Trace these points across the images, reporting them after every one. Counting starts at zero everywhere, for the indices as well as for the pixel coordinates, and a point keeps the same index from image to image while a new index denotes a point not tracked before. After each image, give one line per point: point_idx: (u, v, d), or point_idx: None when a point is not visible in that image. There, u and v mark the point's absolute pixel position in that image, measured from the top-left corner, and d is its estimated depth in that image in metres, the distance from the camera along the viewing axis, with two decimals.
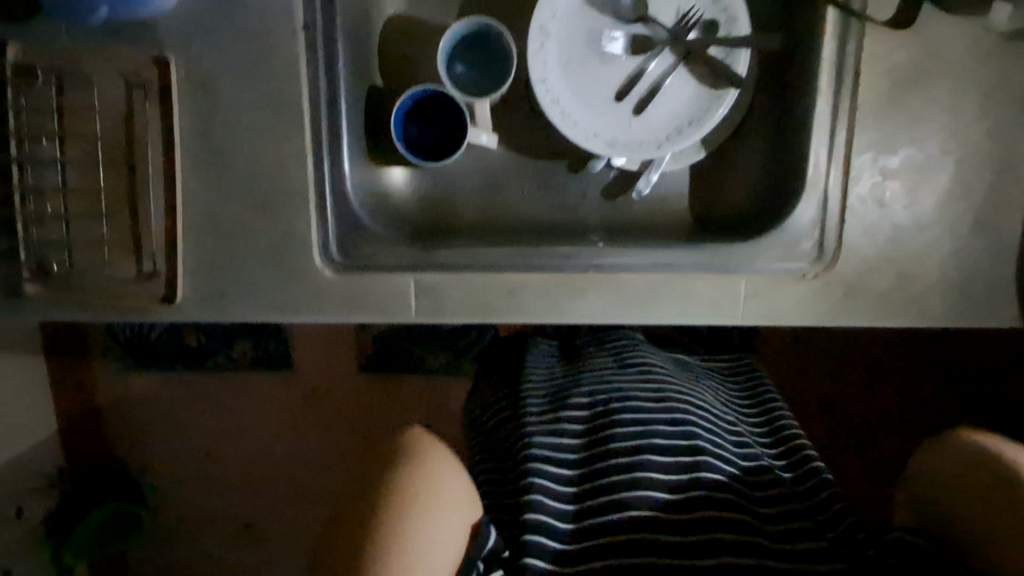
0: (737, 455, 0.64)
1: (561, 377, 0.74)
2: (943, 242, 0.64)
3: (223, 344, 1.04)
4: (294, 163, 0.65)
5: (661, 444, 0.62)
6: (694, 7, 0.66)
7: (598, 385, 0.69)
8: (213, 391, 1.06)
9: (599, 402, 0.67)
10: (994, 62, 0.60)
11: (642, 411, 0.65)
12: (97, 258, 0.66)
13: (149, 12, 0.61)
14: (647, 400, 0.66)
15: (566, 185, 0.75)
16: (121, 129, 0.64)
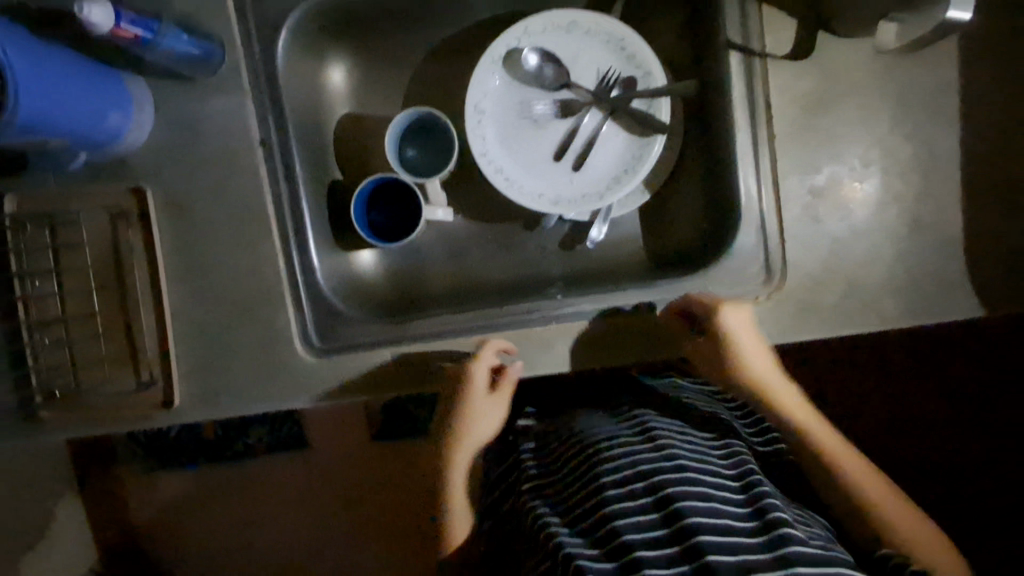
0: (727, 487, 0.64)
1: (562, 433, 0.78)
2: (886, 247, 0.66)
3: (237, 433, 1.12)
4: (267, 263, 0.71)
5: (653, 479, 0.62)
6: (611, 68, 0.72)
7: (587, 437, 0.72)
8: (235, 480, 1.14)
9: (592, 450, 0.69)
10: (893, 76, 0.64)
11: (632, 451, 0.66)
12: (99, 376, 0.71)
13: (124, 150, 0.69)
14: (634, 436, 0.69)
15: (524, 243, 0.79)
16: (110, 256, 0.70)
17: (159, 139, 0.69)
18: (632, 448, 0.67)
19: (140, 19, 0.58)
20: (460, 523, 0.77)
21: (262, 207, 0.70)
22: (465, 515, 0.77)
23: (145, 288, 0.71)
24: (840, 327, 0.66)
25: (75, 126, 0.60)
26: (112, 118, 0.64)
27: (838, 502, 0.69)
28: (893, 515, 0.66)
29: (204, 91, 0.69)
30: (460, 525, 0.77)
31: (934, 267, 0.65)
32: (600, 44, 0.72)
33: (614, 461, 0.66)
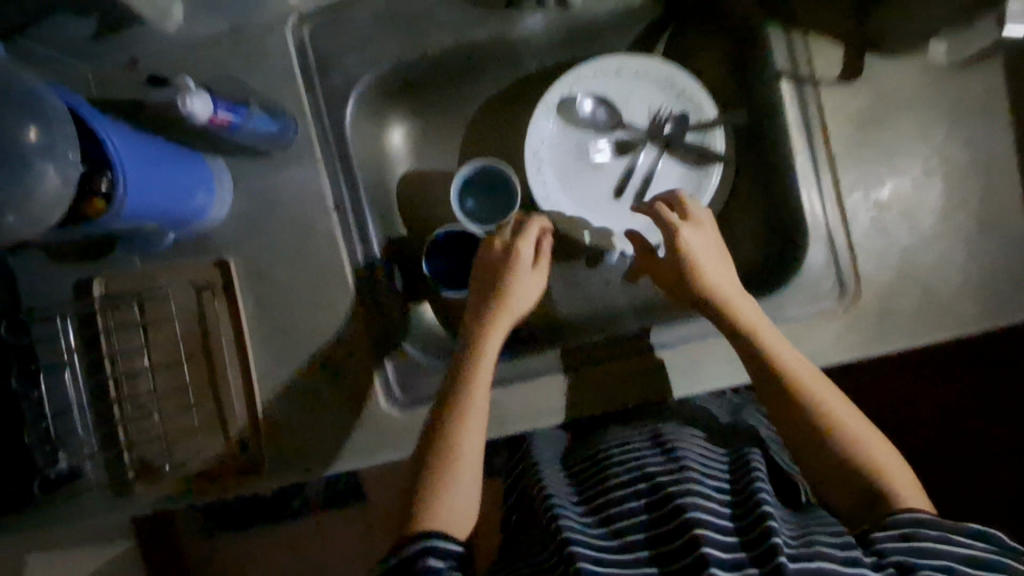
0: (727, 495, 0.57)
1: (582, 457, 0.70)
2: (957, 251, 0.66)
3: (297, 490, 1.10)
4: (347, 323, 0.73)
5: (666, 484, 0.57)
6: (662, 105, 0.75)
7: (599, 453, 0.66)
8: (299, 539, 1.12)
9: (609, 460, 0.64)
10: (946, 88, 0.66)
11: (642, 461, 0.61)
12: (190, 445, 0.72)
13: (205, 226, 0.71)
14: (653, 455, 0.62)
15: (589, 279, 0.81)
16: (196, 328, 0.72)
17: (239, 211, 0.72)
18: (645, 459, 0.61)
19: (233, 106, 0.62)
20: (461, 479, 0.57)
21: (340, 267, 0.72)
22: (466, 488, 0.57)
23: (233, 355, 0.73)
24: (923, 335, 0.66)
25: (169, 207, 0.63)
26: (199, 198, 0.67)
27: (827, 482, 0.59)
28: (899, 483, 0.56)
29: (279, 162, 0.72)
30: (455, 482, 0.57)
31: (1009, 267, 0.66)
32: (649, 83, 0.75)
33: (628, 471, 0.61)
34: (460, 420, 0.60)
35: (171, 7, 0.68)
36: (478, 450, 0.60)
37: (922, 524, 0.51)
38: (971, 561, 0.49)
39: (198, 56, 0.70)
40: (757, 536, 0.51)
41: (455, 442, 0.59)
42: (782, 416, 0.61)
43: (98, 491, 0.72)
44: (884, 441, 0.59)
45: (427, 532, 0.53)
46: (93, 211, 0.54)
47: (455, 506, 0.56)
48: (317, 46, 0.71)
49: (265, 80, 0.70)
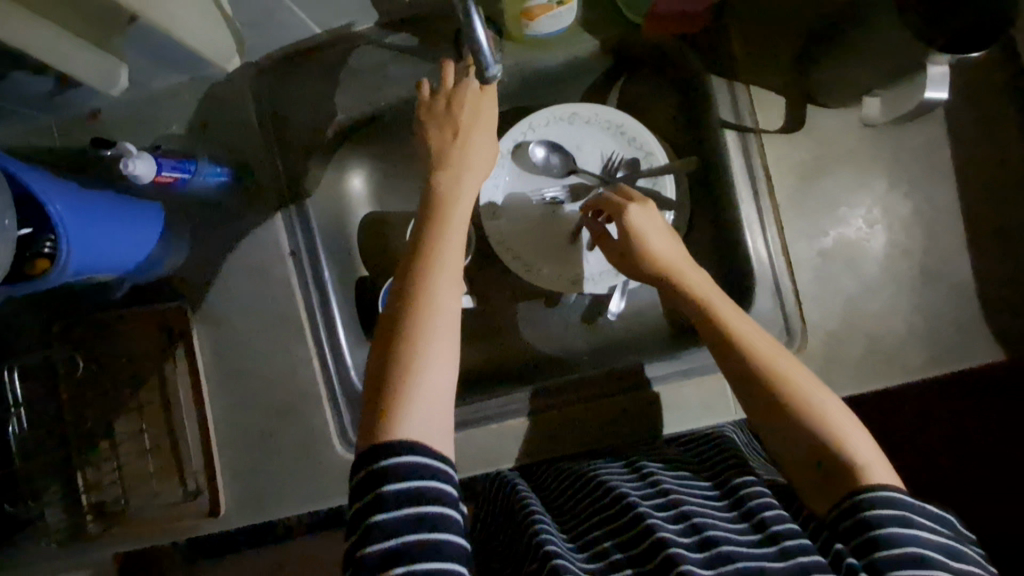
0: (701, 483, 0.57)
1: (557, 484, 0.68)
2: (901, 300, 0.67)
3: None
4: (303, 366, 0.74)
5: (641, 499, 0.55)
6: (614, 152, 0.76)
7: (574, 470, 0.66)
8: None
9: (579, 480, 0.63)
10: (883, 140, 0.68)
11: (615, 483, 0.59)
12: (146, 489, 0.73)
13: (158, 272, 0.73)
14: (626, 477, 0.60)
15: (547, 319, 0.82)
16: (154, 372, 0.73)
17: (197, 259, 0.74)
18: (617, 480, 0.59)
19: (180, 162, 0.64)
20: (427, 378, 0.50)
21: (297, 313, 0.74)
22: (434, 402, 0.49)
23: (190, 399, 0.73)
24: (867, 381, 0.67)
25: (119, 260, 0.64)
26: (151, 248, 0.68)
27: (809, 485, 0.52)
28: (874, 471, 0.49)
29: (238, 211, 0.73)
30: (427, 382, 0.49)
31: (952, 315, 0.66)
32: (600, 131, 0.76)
33: (601, 491, 0.59)
34: (427, 293, 0.53)
35: (118, 75, 0.66)
36: (451, 341, 0.52)
37: (894, 507, 0.46)
38: (939, 544, 0.45)
39: (159, 110, 0.72)
40: (758, 519, 0.50)
41: (417, 329, 0.51)
42: (745, 391, 0.56)
43: (54, 536, 0.72)
44: (862, 426, 0.52)
45: (396, 441, 0.46)
46: (36, 270, 0.56)
47: (435, 415, 0.49)
48: (274, 99, 0.73)
49: (225, 134, 0.72)
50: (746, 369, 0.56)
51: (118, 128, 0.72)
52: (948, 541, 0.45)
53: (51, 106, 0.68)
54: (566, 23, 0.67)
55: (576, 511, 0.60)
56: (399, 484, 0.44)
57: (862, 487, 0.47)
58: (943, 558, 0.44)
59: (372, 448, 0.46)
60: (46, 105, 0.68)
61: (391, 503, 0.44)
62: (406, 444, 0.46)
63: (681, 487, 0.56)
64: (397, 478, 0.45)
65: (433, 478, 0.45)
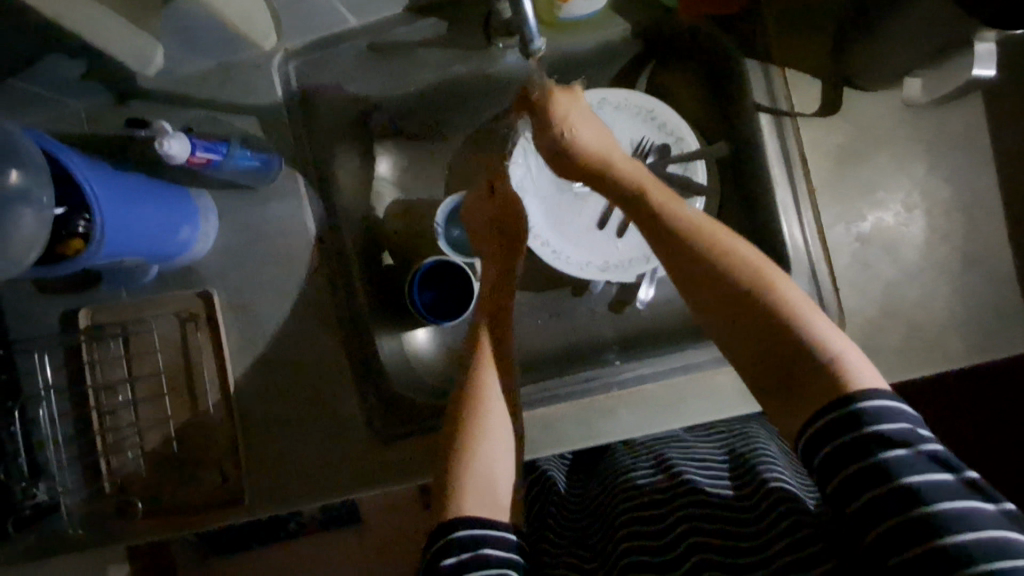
0: (739, 494, 0.58)
1: (594, 491, 0.70)
2: (941, 286, 0.66)
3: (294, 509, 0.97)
4: (329, 353, 0.73)
5: (669, 504, 0.58)
6: (645, 137, 0.75)
7: (610, 487, 0.67)
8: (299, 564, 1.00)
9: (616, 494, 0.64)
10: (922, 124, 0.67)
11: (645, 488, 0.61)
12: (171, 477, 0.72)
13: (189, 259, 0.72)
14: (657, 480, 0.62)
15: (574, 307, 0.81)
16: (180, 359, 0.73)
17: (225, 245, 0.73)
18: (647, 484, 0.62)
19: (212, 144, 0.63)
20: (485, 461, 0.54)
21: (324, 300, 0.73)
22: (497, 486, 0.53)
23: (215, 386, 0.72)
24: (908, 369, 0.65)
25: (148, 243, 0.63)
26: (183, 233, 0.68)
27: (778, 396, 0.48)
28: (853, 369, 0.45)
29: (266, 197, 0.73)
30: (486, 465, 0.54)
31: (994, 302, 0.65)
32: (630, 117, 0.75)
33: (631, 497, 0.61)
34: (480, 391, 0.59)
35: (155, 54, 0.67)
36: (504, 431, 0.57)
37: (880, 420, 0.42)
38: (927, 455, 0.41)
39: (187, 94, 0.72)
40: (775, 535, 0.52)
41: (474, 422, 0.57)
42: (713, 300, 0.52)
43: (79, 523, 0.71)
44: (834, 323, 0.48)
45: (462, 516, 0.49)
46: (70, 250, 0.55)
47: (495, 494, 0.52)
48: (302, 84, 0.73)
49: (252, 118, 0.72)
50: (715, 275, 0.51)
51: (147, 112, 0.71)
52: (938, 451, 0.42)
53: (81, 89, 0.68)
54: (601, 5, 0.67)
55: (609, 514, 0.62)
56: (455, 556, 0.47)
57: (846, 396, 0.43)
58: (933, 472, 0.41)
59: (445, 523, 0.50)
60: (75, 89, 0.68)
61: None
62: (473, 520, 0.49)
63: (715, 499, 0.57)
64: (451, 551, 0.47)
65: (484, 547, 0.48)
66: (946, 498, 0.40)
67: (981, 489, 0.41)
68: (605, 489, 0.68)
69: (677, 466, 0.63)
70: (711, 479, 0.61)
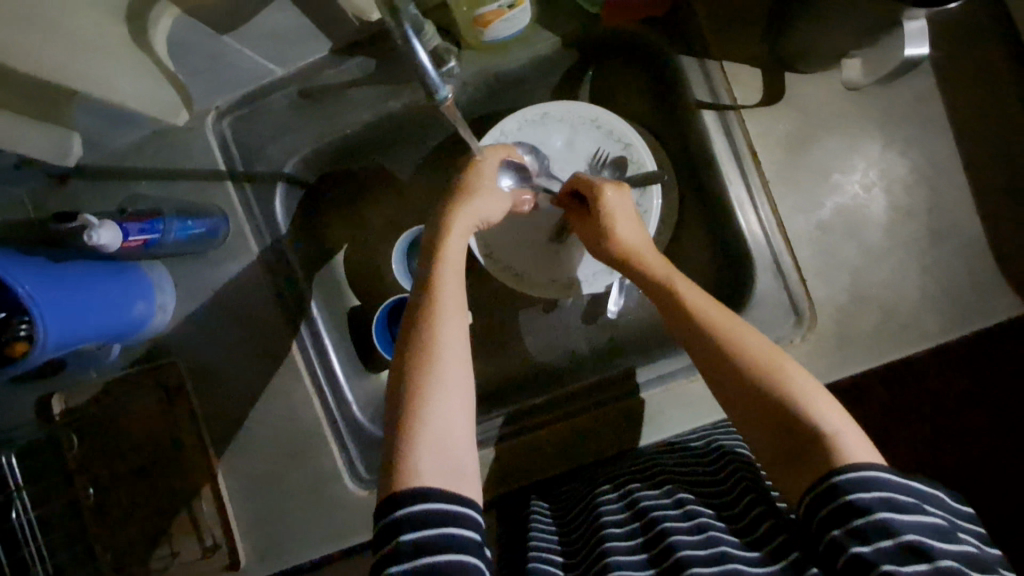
0: (718, 493, 0.54)
1: (572, 489, 0.67)
2: (910, 264, 0.63)
3: None
4: (303, 408, 0.71)
5: (653, 499, 0.54)
6: (597, 147, 0.73)
7: (591, 484, 0.64)
8: None
9: (596, 489, 0.61)
10: (869, 101, 0.65)
11: (627, 484, 0.58)
12: (162, 552, 0.70)
13: (150, 332, 0.71)
14: (639, 477, 0.59)
15: (547, 325, 0.79)
16: (156, 430, 0.71)
17: (185, 312, 0.72)
18: (630, 482, 0.59)
19: (147, 224, 0.62)
20: (438, 417, 0.48)
21: (290, 353, 0.72)
22: (456, 447, 0.48)
23: (196, 456, 0.71)
24: (885, 353, 0.63)
25: (101, 327, 0.63)
26: (138, 308, 0.67)
27: (779, 467, 0.47)
28: (847, 443, 0.44)
29: (219, 257, 0.72)
30: (439, 424, 0.48)
31: (967, 274, 0.63)
32: (576, 128, 0.74)
33: (612, 496, 0.58)
34: (435, 329, 0.52)
35: (70, 146, 0.65)
36: (464, 387, 0.51)
37: (879, 489, 0.41)
38: (930, 526, 0.41)
39: (125, 166, 0.70)
40: (761, 536, 0.49)
41: (426, 373, 0.50)
42: (710, 367, 0.53)
43: None
44: (831, 397, 0.48)
45: (410, 489, 0.45)
46: (15, 353, 0.55)
47: (453, 459, 0.47)
48: (239, 140, 0.71)
49: (193, 181, 0.71)
50: (707, 345, 0.53)
51: (87, 191, 0.70)
52: (941, 523, 0.41)
53: (17, 177, 0.67)
54: (522, 23, 0.65)
55: (589, 509, 0.59)
56: (415, 532, 0.43)
57: (833, 468, 0.43)
58: (936, 541, 0.40)
59: (392, 496, 0.45)
60: (11, 178, 0.67)
61: (406, 554, 0.43)
62: (426, 493, 0.44)
63: (695, 498, 0.54)
64: (412, 527, 0.43)
65: (449, 527, 0.44)
66: (947, 565, 0.39)
67: (981, 564, 0.40)
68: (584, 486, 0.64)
69: (659, 467, 0.60)
70: (694, 473, 0.58)
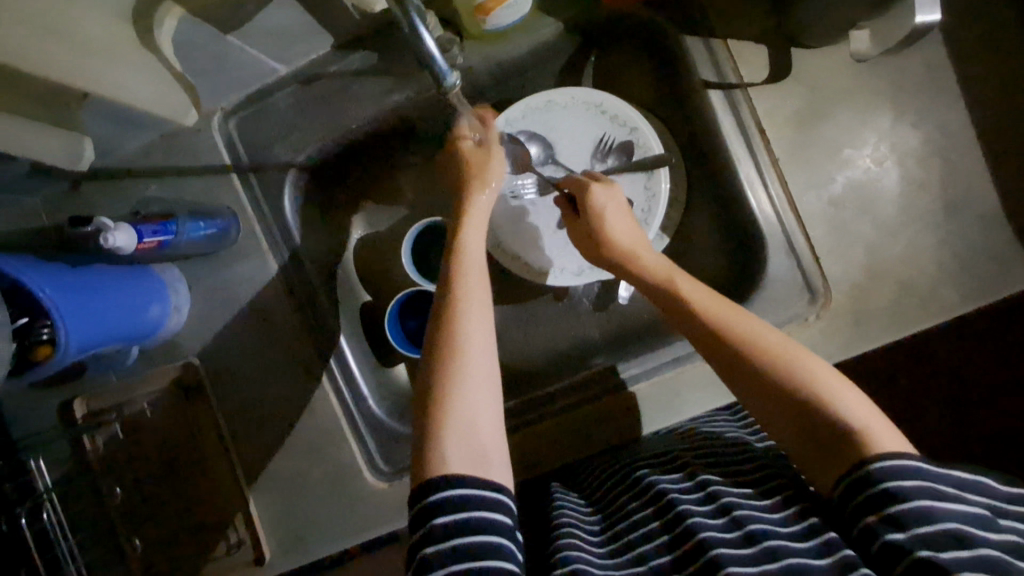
0: (740, 475, 0.54)
1: (591, 471, 0.67)
2: (925, 237, 0.63)
3: None
4: (321, 403, 0.72)
5: (672, 484, 0.54)
6: (603, 134, 0.73)
7: (610, 467, 0.64)
8: None
9: (615, 474, 0.61)
10: (878, 73, 0.64)
11: (646, 469, 0.58)
12: (189, 549, 0.71)
13: (167, 334, 0.72)
14: (657, 461, 0.59)
15: (559, 313, 0.79)
16: (177, 431, 0.72)
17: (201, 313, 0.73)
18: (649, 466, 0.59)
19: (160, 226, 0.63)
20: (466, 415, 0.48)
21: (306, 350, 0.72)
22: (486, 444, 0.47)
23: (218, 453, 0.72)
24: (903, 329, 0.62)
25: (116, 327, 0.63)
26: (153, 311, 0.67)
27: (816, 460, 0.47)
28: (876, 432, 0.45)
29: (232, 257, 0.73)
30: (465, 415, 0.48)
31: (985, 245, 0.62)
32: (581, 115, 0.73)
33: (632, 480, 0.58)
34: (457, 328, 0.51)
35: (81, 148, 0.65)
36: (491, 383, 0.50)
37: (918, 477, 0.41)
38: (972, 515, 0.41)
39: (138, 169, 0.71)
40: (789, 518, 0.48)
41: (453, 364, 0.50)
42: (724, 369, 0.53)
43: None
44: (852, 387, 0.48)
45: (443, 478, 0.45)
46: (39, 357, 0.56)
47: (484, 454, 0.47)
48: (246, 140, 0.72)
49: (204, 182, 0.71)
50: (718, 346, 0.53)
51: (100, 196, 0.71)
52: (982, 512, 0.41)
53: (32, 184, 0.68)
54: (524, 11, 0.65)
55: (612, 496, 0.59)
56: (449, 515, 0.44)
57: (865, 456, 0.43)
58: (974, 529, 0.40)
59: (423, 487, 0.45)
60: (28, 185, 0.67)
61: (439, 536, 0.43)
62: (457, 481, 0.45)
63: (717, 478, 0.53)
64: (444, 510, 0.44)
65: (479, 509, 0.44)
66: (989, 554, 0.39)
67: None
68: (604, 469, 0.64)
69: (679, 451, 0.60)
70: (714, 455, 0.57)
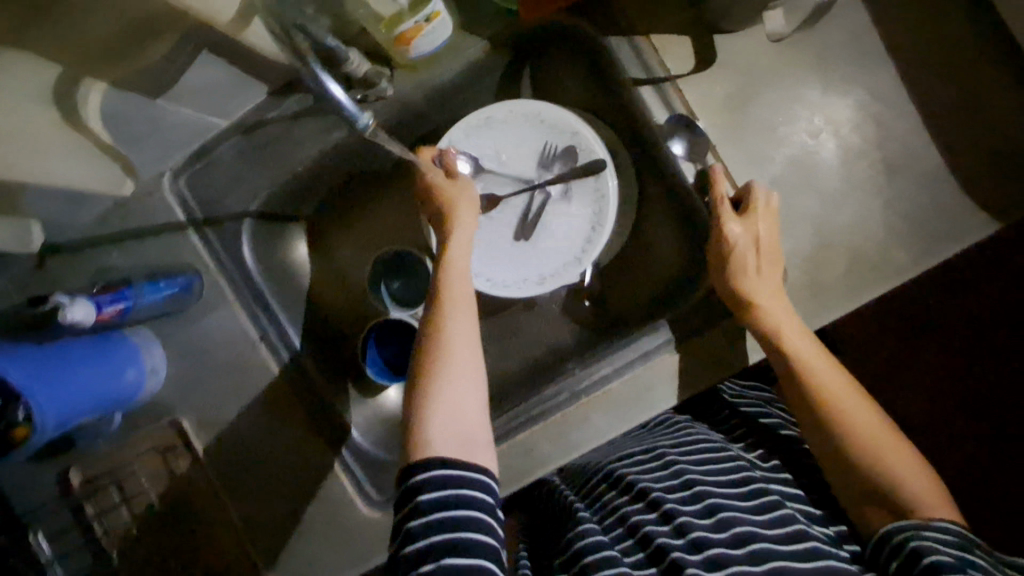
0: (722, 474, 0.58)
1: (587, 473, 0.70)
2: (870, 201, 0.63)
3: None
4: (306, 441, 0.73)
5: (660, 487, 0.59)
6: (546, 142, 0.74)
7: (603, 467, 0.67)
8: None
9: (606, 477, 0.65)
10: (800, 48, 0.65)
11: (641, 470, 0.63)
12: None
13: (146, 395, 0.73)
14: (647, 463, 0.63)
15: (531, 321, 0.80)
16: (168, 488, 0.72)
17: (178, 370, 0.74)
18: (643, 468, 0.63)
19: (118, 293, 0.65)
20: (449, 406, 0.54)
21: (285, 391, 0.73)
22: (465, 431, 0.53)
23: (211, 503, 0.72)
24: (862, 295, 0.62)
25: (94, 396, 0.65)
26: (129, 375, 0.69)
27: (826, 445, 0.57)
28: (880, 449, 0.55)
29: (201, 311, 0.74)
30: (447, 406, 0.54)
31: (929, 201, 0.62)
32: (521, 127, 0.74)
33: (622, 480, 0.62)
34: (443, 329, 0.57)
35: (33, 233, 0.69)
36: (473, 379, 0.56)
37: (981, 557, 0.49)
38: None
39: (97, 238, 0.73)
40: (770, 519, 0.53)
41: (435, 361, 0.56)
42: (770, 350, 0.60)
43: None
44: (870, 405, 0.58)
45: (425, 460, 0.50)
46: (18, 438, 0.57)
47: (465, 440, 0.52)
48: (199, 195, 0.73)
49: (163, 241, 0.73)
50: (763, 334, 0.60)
51: (63, 270, 0.73)
52: None
53: None
54: (445, 35, 0.66)
55: (606, 497, 0.63)
56: (432, 493, 0.48)
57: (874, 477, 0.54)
58: None
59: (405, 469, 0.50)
60: None
61: (422, 512, 0.47)
62: (437, 463, 0.49)
63: (702, 478, 0.58)
64: (429, 488, 0.48)
65: (459, 488, 0.48)
66: None
67: None
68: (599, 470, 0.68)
69: (667, 451, 0.64)
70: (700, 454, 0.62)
